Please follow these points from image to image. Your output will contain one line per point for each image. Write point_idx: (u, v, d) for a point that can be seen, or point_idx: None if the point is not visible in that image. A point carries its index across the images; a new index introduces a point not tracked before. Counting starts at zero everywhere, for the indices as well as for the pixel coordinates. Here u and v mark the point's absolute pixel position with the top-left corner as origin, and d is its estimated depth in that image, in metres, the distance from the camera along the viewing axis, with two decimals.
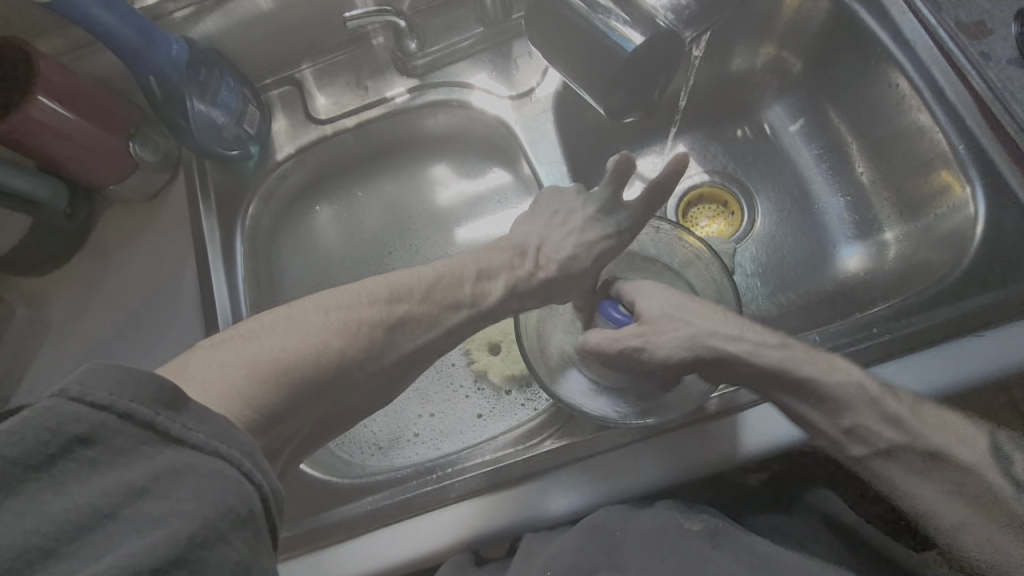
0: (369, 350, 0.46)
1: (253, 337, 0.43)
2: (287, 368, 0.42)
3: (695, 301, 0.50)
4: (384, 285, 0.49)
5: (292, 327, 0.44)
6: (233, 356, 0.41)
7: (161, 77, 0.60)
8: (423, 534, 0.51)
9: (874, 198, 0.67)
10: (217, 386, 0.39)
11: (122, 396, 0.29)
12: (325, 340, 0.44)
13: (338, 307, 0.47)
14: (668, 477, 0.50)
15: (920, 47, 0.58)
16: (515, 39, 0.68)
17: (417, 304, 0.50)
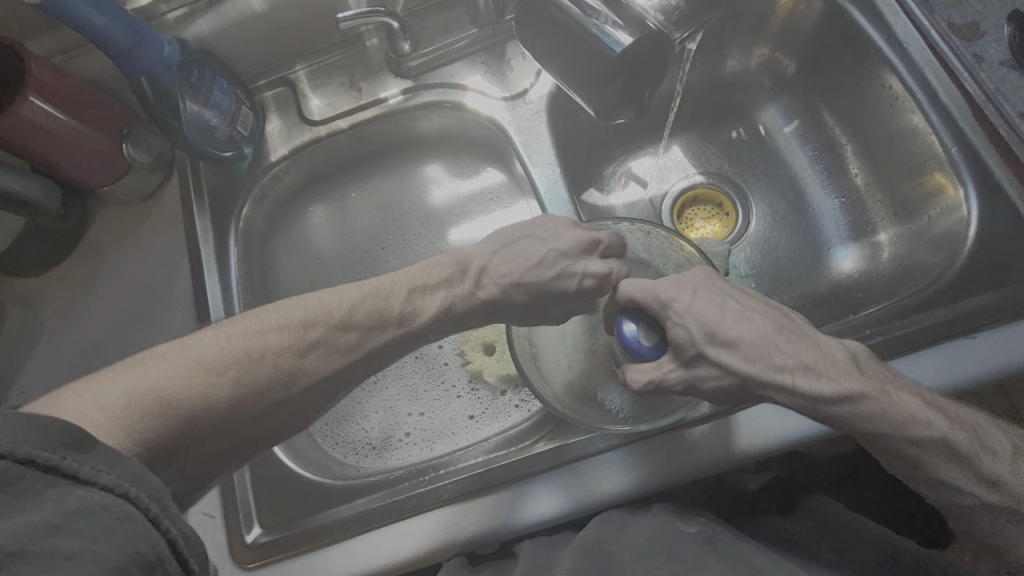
0: (272, 379, 0.46)
1: (144, 368, 0.42)
2: (177, 401, 0.42)
3: (735, 322, 0.44)
4: (296, 311, 0.48)
5: (185, 355, 0.43)
6: (116, 387, 0.40)
7: (152, 78, 0.59)
8: (416, 535, 0.51)
9: (868, 199, 0.67)
10: (98, 419, 0.39)
11: (22, 441, 0.29)
12: (219, 371, 0.44)
13: (242, 334, 0.46)
14: (661, 478, 0.50)
15: (914, 48, 0.58)
16: (509, 40, 0.68)
17: (332, 328, 0.48)
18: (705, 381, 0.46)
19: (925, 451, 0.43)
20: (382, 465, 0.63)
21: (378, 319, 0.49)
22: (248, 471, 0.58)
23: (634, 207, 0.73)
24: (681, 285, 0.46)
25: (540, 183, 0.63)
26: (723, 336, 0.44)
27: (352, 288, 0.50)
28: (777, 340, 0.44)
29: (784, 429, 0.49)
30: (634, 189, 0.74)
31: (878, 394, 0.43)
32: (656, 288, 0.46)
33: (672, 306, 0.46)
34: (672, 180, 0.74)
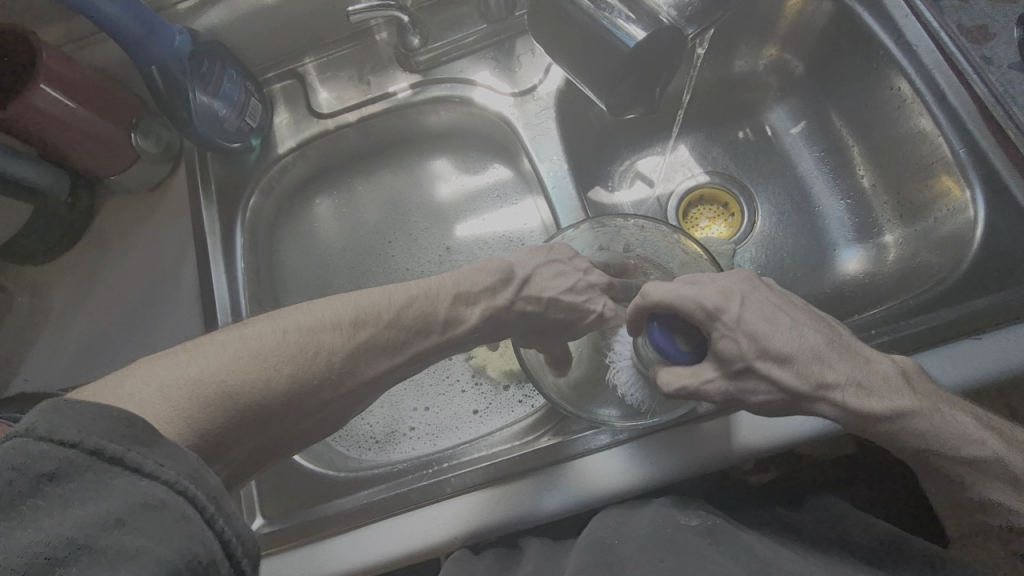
0: (324, 378, 0.46)
1: (196, 356, 0.42)
2: (238, 393, 0.42)
3: (781, 334, 0.44)
4: (347, 308, 0.49)
5: (246, 348, 0.44)
6: (177, 377, 0.40)
7: (163, 67, 0.60)
8: (418, 527, 0.51)
9: (874, 201, 0.67)
10: (157, 407, 0.38)
11: (90, 432, 0.29)
12: (276, 366, 0.44)
13: (298, 330, 0.46)
14: (660, 479, 0.50)
15: (923, 50, 0.58)
16: (519, 36, 0.69)
17: (379, 328, 0.49)
18: (710, 377, 0.46)
19: (925, 447, 0.43)
20: (384, 459, 0.63)
21: (425, 322, 0.51)
22: None
23: (640, 205, 0.73)
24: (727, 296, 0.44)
25: (547, 179, 0.64)
26: (757, 325, 0.44)
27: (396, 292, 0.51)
28: (784, 335, 0.44)
29: (786, 427, 0.49)
30: (641, 188, 0.74)
31: (928, 419, 0.43)
32: (701, 299, 0.44)
33: (721, 317, 0.44)
34: (678, 179, 0.74)
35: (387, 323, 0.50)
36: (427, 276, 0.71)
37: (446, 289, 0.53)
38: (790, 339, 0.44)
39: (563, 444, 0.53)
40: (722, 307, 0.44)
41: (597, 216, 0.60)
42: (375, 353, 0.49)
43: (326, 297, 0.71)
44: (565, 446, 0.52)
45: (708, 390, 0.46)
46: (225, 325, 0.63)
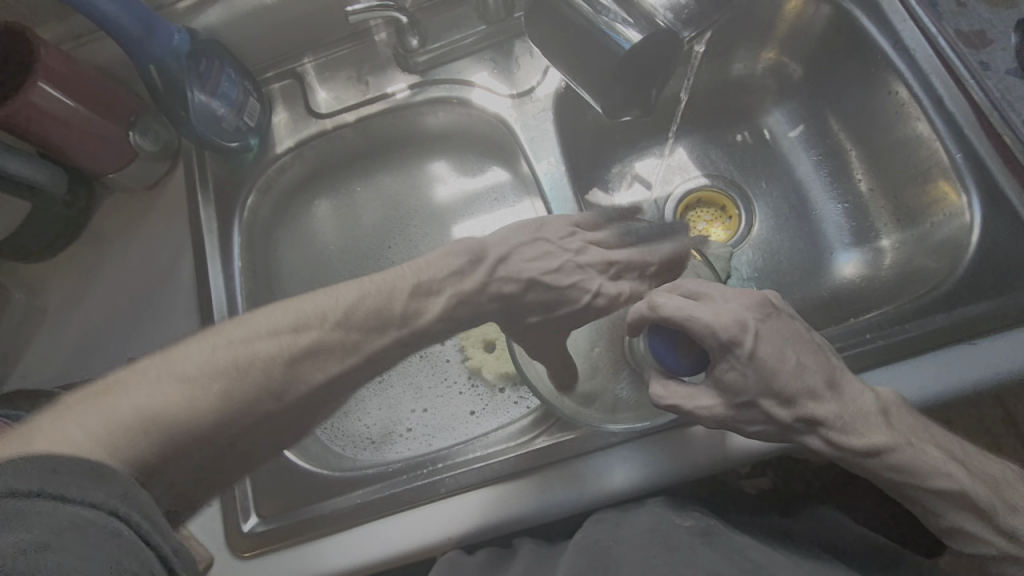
0: (262, 388, 0.45)
1: (127, 388, 0.41)
2: (164, 414, 0.41)
3: (792, 376, 0.43)
4: (286, 316, 0.48)
5: (170, 369, 0.43)
6: (88, 411, 0.39)
7: (161, 66, 0.59)
8: (410, 526, 0.52)
9: (872, 205, 0.67)
10: (67, 441, 0.37)
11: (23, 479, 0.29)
12: (206, 378, 0.43)
13: (228, 345, 0.45)
14: (657, 481, 0.50)
15: (920, 55, 0.58)
16: (517, 38, 0.69)
17: (324, 334, 0.48)
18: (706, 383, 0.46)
19: (915, 452, 0.44)
20: (379, 459, 0.63)
21: (379, 318, 0.50)
22: None
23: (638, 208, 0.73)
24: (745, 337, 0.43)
25: (545, 180, 0.64)
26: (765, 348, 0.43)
27: (336, 295, 0.50)
28: (790, 360, 0.43)
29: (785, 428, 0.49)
30: (639, 190, 0.74)
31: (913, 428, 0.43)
32: (715, 328, 0.43)
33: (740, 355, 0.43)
34: (676, 182, 0.75)
35: (334, 326, 0.49)
36: None
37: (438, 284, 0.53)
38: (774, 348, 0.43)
39: (560, 445, 0.53)
40: (737, 344, 0.42)
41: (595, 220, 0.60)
42: (348, 344, 0.49)
43: None
44: (562, 448, 0.52)
45: (704, 405, 0.46)
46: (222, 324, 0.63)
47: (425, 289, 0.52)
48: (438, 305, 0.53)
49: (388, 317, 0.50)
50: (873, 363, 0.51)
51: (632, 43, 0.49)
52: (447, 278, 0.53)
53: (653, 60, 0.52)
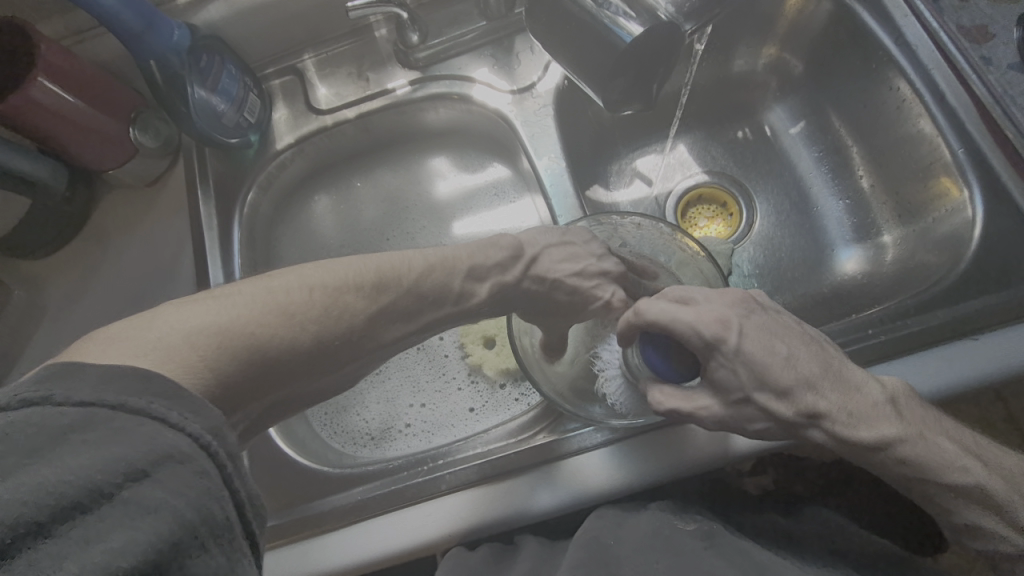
0: (346, 337, 0.45)
1: (218, 307, 0.40)
2: (261, 346, 0.41)
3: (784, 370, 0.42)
4: (372, 270, 0.47)
5: (274, 304, 0.42)
6: (179, 323, 0.38)
7: (162, 61, 0.59)
8: (409, 522, 0.51)
9: (873, 201, 0.67)
10: (177, 355, 0.37)
11: (109, 391, 0.29)
12: (294, 315, 0.42)
13: (322, 288, 0.44)
14: (660, 478, 0.50)
15: (921, 50, 0.58)
16: (518, 34, 0.68)
17: (403, 298, 0.48)
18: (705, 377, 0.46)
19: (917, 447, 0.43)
20: (379, 455, 0.63)
21: (441, 292, 0.50)
22: (249, 458, 0.58)
23: (639, 204, 0.73)
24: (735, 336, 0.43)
25: (545, 176, 0.64)
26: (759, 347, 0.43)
27: (420, 260, 0.49)
28: (780, 352, 0.43)
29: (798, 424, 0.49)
30: (639, 187, 0.74)
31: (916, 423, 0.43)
32: (698, 326, 0.43)
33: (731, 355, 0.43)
34: (676, 179, 0.74)
35: (410, 289, 0.48)
36: None
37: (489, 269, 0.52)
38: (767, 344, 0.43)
39: (561, 441, 0.53)
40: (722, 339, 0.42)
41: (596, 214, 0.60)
42: (415, 312, 0.49)
43: None
44: (564, 444, 0.52)
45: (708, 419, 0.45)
46: None
47: (474, 273, 0.51)
48: (488, 291, 0.52)
49: (448, 295, 0.51)
50: (875, 358, 0.51)
51: (633, 36, 0.49)
52: (492, 268, 0.52)
53: (654, 53, 0.52)
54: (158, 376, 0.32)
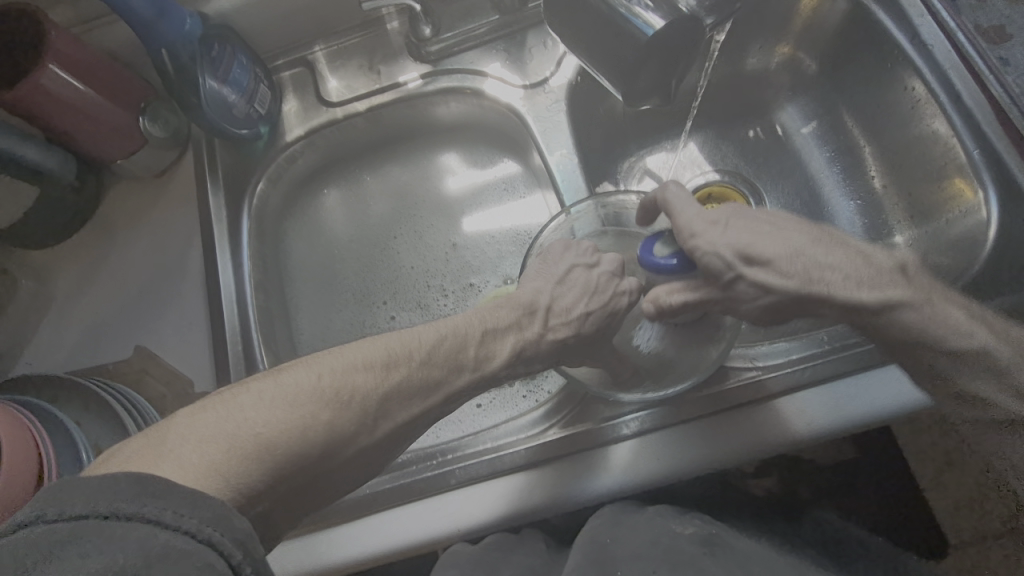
0: (359, 421, 0.42)
1: (235, 409, 0.39)
2: (271, 444, 0.38)
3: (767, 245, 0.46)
4: (379, 350, 0.45)
5: (283, 395, 0.40)
6: (200, 428, 0.37)
7: (172, 51, 0.59)
8: (420, 515, 0.52)
9: (885, 202, 0.67)
10: (189, 466, 0.35)
11: (99, 501, 0.29)
12: (310, 407, 0.40)
13: (335, 373, 0.42)
14: (720, 461, 0.51)
15: (938, 49, 0.57)
16: (531, 28, 0.68)
17: (414, 373, 0.45)
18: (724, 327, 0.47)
19: None
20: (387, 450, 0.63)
21: (456, 361, 0.47)
22: None
23: None
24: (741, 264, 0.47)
25: (556, 171, 0.63)
26: (758, 258, 0.45)
27: (429, 333, 0.47)
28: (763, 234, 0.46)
29: (843, 413, 0.49)
30: (650, 185, 0.73)
31: None
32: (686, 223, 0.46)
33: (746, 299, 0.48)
34: (687, 177, 0.74)
35: (420, 363, 0.45)
36: (433, 269, 0.71)
37: (501, 329, 0.50)
38: (771, 243, 0.46)
39: (579, 435, 0.53)
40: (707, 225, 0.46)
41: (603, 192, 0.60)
42: (431, 385, 0.46)
43: (331, 287, 0.71)
44: (615, 430, 0.52)
45: None
46: (230, 313, 0.63)
47: (491, 333, 0.50)
48: (506, 348, 0.50)
49: (462, 361, 0.48)
50: None
51: (655, 27, 0.49)
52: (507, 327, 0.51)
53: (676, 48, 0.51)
54: (151, 475, 0.31)
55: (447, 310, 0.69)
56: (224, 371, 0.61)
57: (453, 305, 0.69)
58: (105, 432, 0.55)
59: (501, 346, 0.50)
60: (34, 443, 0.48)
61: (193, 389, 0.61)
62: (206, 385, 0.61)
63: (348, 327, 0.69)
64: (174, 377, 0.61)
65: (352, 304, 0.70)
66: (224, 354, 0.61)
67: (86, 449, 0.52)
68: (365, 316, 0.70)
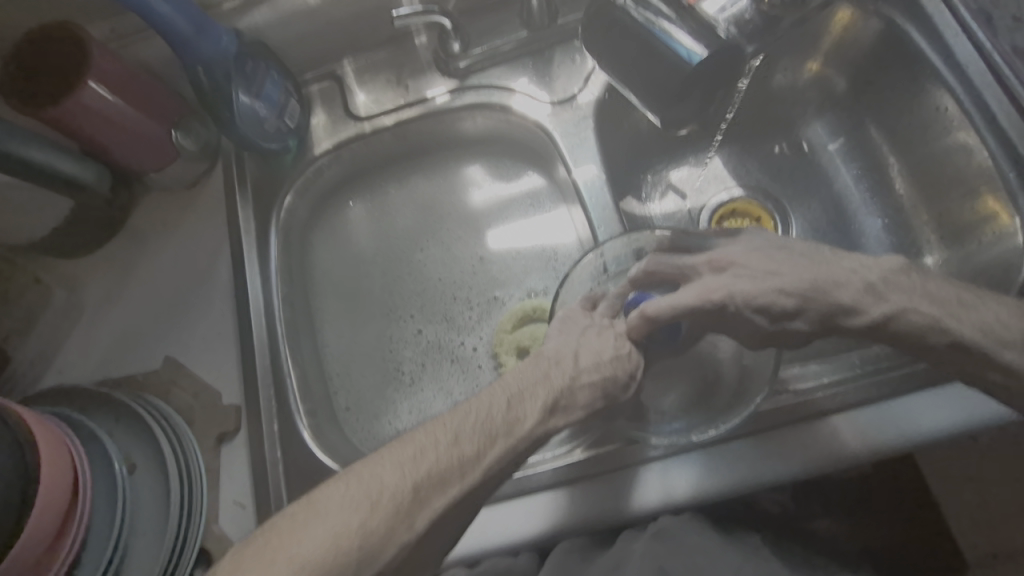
0: (394, 518, 0.40)
1: (284, 543, 0.39)
2: (317, 567, 0.38)
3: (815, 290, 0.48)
4: (408, 445, 0.43)
5: (314, 512, 0.40)
6: (257, 565, 0.38)
7: (209, 67, 0.60)
8: (521, 517, 0.52)
9: (915, 221, 0.65)
10: None
11: None
12: (348, 521, 0.40)
13: (371, 479, 0.41)
14: (736, 488, 0.50)
15: (973, 70, 0.57)
16: (559, 44, 0.68)
17: (441, 455, 0.43)
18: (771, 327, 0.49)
19: None
20: None
21: (487, 424, 0.44)
22: (283, 462, 0.59)
23: (673, 218, 0.71)
24: (714, 264, 0.51)
25: (582, 187, 0.64)
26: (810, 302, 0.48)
27: (456, 418, 0.45)
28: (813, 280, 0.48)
29: (877, 437, 0.49)
30: (673, 200, 0.71)
31: None
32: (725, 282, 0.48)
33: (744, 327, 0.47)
34: (711, 193, 0.72)
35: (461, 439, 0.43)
36: (459, 283, 0.71)
37: (528, 388, 0.47)
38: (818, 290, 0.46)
39: (609, 454, 0.53)
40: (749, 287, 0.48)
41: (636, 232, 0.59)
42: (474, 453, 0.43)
43: (356, 299, 0.72)
44: (638, 450, 0.52)
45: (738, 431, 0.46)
46: (258, 325, 0.63)
47: (519, 395, 0.47)
48: (536, 405, 0.46)
49: (490, 423, 0.44)
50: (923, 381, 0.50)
51: (701, 56, 0.52)
52: (539, 378, 0.47)
53: (719, 70, 0.55)
54: None
55: (472, 323, 0.69)
56: (253, 384, 0.61)
57: (478, 319, 0.69)
58: (137, 443, 0.56)
59: (531, 405, 0.46)
60: (69, 453, 0.49)
61: (220, 401, 0.61)
62: (234, 398, 0.61)
63: (373, 340, 0.70)
64: (203, 389, 0.61)
65: (378, 317, 0.71)
66: (253, 366, 0.62)
67: (118, 462, 0.53)
68: (390, 329, 0.70)
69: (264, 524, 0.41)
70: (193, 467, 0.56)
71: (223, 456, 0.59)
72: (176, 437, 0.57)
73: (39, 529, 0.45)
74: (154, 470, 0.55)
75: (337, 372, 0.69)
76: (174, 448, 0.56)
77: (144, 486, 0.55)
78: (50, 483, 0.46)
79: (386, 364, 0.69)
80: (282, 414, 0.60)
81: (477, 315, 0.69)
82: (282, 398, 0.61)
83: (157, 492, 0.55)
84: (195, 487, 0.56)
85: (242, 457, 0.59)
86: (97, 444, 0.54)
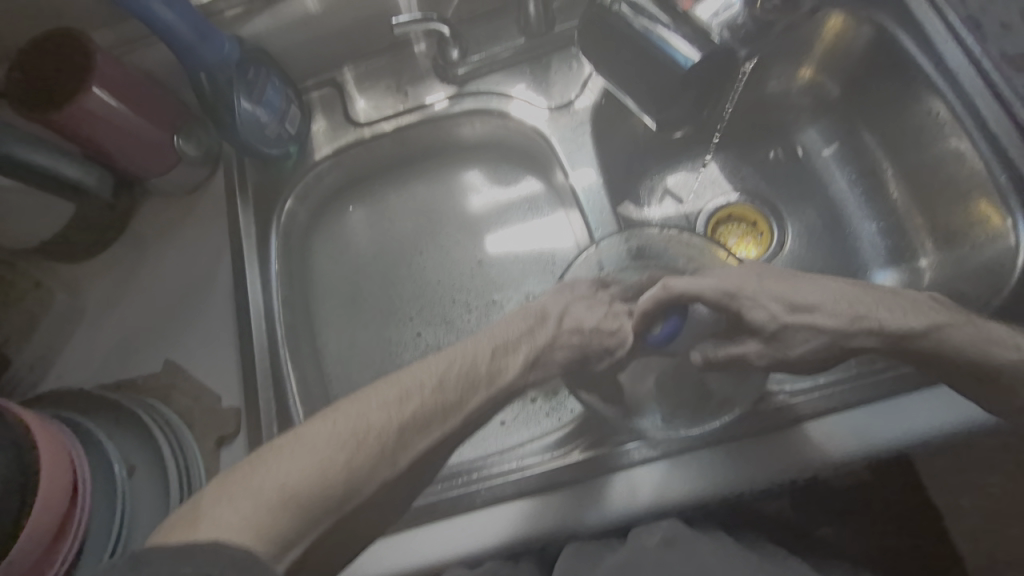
0: (378, 455, 0.44)
1: (272, 470, 0.42)
2: (303, 495, 0.41)
3: (804, 291, 0.49)
4: (393, 389, 0.47)
5: (300, 444, 0.43)
6: (242, 488, 0.41)
7: (211, 73, 0.61)
8: (518, 519, 0.52)
9: (909, 224, 0.66)
10: (239, 524, 0.39)
11: None
12: (332, 455, 0.43)
13: (356, 420, 0.45)
14: (733, 491, 0.50)
15: (963, 75, 0.58)
16: (555, 51, 0.69)
17: (424, 401, 0.47)
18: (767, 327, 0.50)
19: None
20: None
21: None
22: None
23: (670, 221, 0.72)
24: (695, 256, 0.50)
25: (580, 191, 0.64)
26: (801, 304, 0.49)
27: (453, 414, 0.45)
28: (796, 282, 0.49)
29: (875, 438, 0.49)
30: (671, 205, 0.72)
31: None
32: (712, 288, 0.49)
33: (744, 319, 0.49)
34: (707, 197, 0.73)
35: None
36: (458, 286, 0.71)
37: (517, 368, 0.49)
38: None
39: (609, 457, 0.53)
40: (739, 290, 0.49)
41: (630, 228, 0.60)
42: None
43: (355, 304, 0.72)
44: (638, 453, 0.52)
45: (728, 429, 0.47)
46: (259, 328, 0.64)
47: (503, 348, 0.51)
48: None
49: None
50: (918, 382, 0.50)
51: (694, 61, 0.53)
52: None
53: (712, 73, 0.56)
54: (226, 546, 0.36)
55: (471, 327, 0.70)
56: (253, 387, 0.61)
57: (477, 322, 0.70)
58: (137, 445, 0.57)
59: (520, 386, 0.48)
60: (70, 455, 0.49)
61: (220, 404, 0.61)
62: (234, 401, 0.61)
63: (372, 344, 0.70)
64: (203, 392, 0.62)
65: (377, 321, 0.71)
66: (253, 368, 0.62)
67: (118, 464, 0.54)
68: (389, 333, 0.70)
69: (253, 452, 0.44)
70: (193, 469, 0.57)
71: (222, 459, 0.59)
72: (175, 439, 0.57)
73: (39, 530, 0.45)
74: (154, 472, 0.56)
75: (336, 375, 0.69)
76: (173, 450, 0.56)
77: (144, 488, 0.55)
78: (49, 485, 0.46)
79: (385, 368, 0.69)
80: (282, 417, 0.61)
81: (477, 318, 0.70)
82: (282, 400, 0.61)
83: (156, 494, 0.55)
84: (194, 488, 0.56)
85: (242, 460, 0.59)
86: (97, 445, 0.54)
